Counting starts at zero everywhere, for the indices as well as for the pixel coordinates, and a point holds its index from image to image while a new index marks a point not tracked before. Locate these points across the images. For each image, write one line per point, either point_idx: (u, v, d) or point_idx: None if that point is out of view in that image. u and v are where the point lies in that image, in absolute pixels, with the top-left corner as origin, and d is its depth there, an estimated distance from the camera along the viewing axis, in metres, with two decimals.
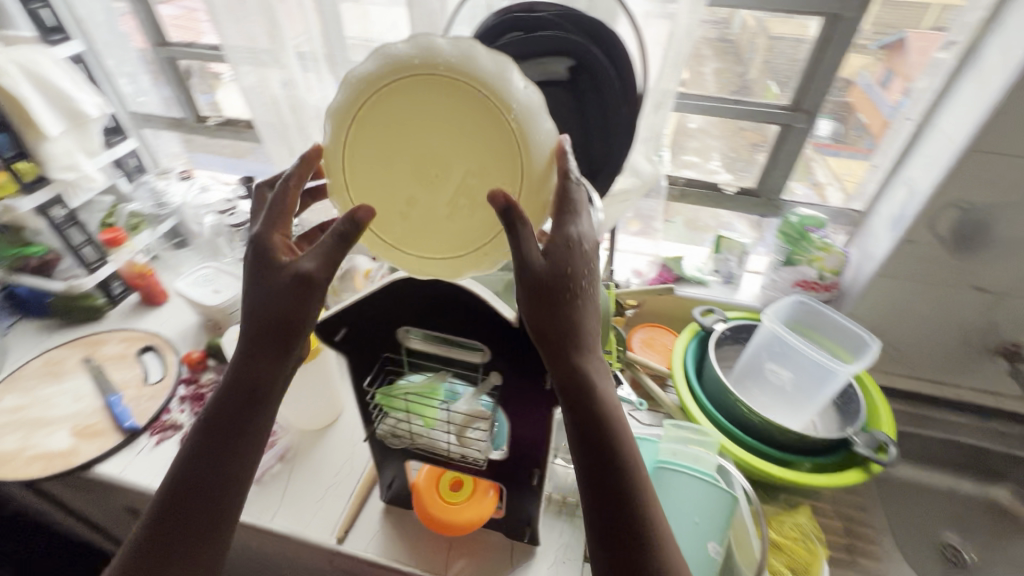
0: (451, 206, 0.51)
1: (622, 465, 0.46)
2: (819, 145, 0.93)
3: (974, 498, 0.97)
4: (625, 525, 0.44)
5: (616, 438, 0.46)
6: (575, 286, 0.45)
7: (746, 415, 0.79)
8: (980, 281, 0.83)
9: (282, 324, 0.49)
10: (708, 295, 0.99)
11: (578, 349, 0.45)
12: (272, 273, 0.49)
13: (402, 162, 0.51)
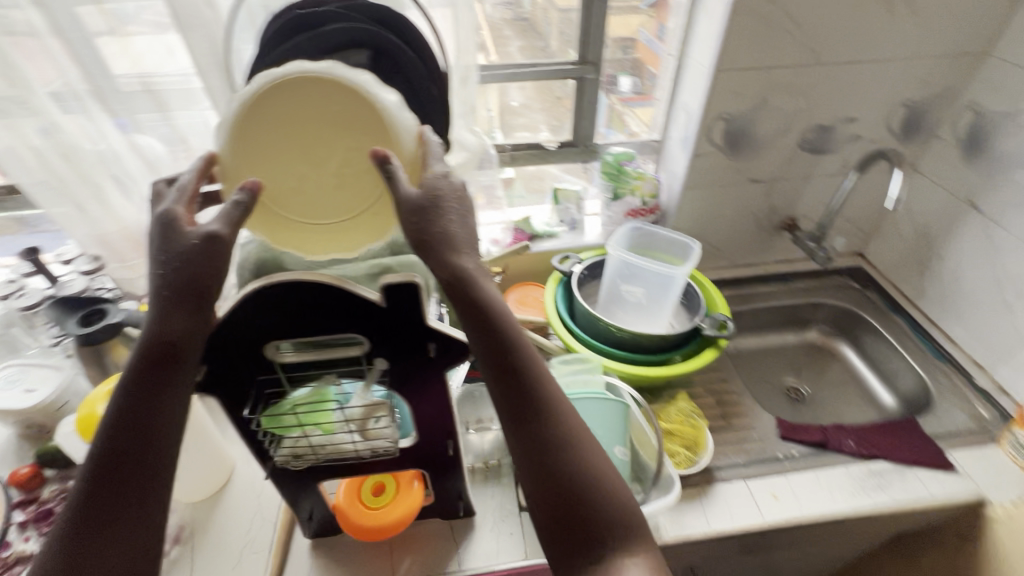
0: (339, 178, 0.54)
1: (514, 346, 0.50)
2: (625, 100, 1.09)
3: (796, 345, 1.21)
4: (524, 396, 0.50)
5: (506, 323, 0.51)
6: (443, 204, 0.50)
7: (618, 334, 0.90)
8: (754, 174, 1.03)
9: (191, 280, 0.45)
10: (561, 244, 1.08)
11: (454, 252, 0.50)
12: (175, 236, 0.46)
13: (289, 145, 0.52)
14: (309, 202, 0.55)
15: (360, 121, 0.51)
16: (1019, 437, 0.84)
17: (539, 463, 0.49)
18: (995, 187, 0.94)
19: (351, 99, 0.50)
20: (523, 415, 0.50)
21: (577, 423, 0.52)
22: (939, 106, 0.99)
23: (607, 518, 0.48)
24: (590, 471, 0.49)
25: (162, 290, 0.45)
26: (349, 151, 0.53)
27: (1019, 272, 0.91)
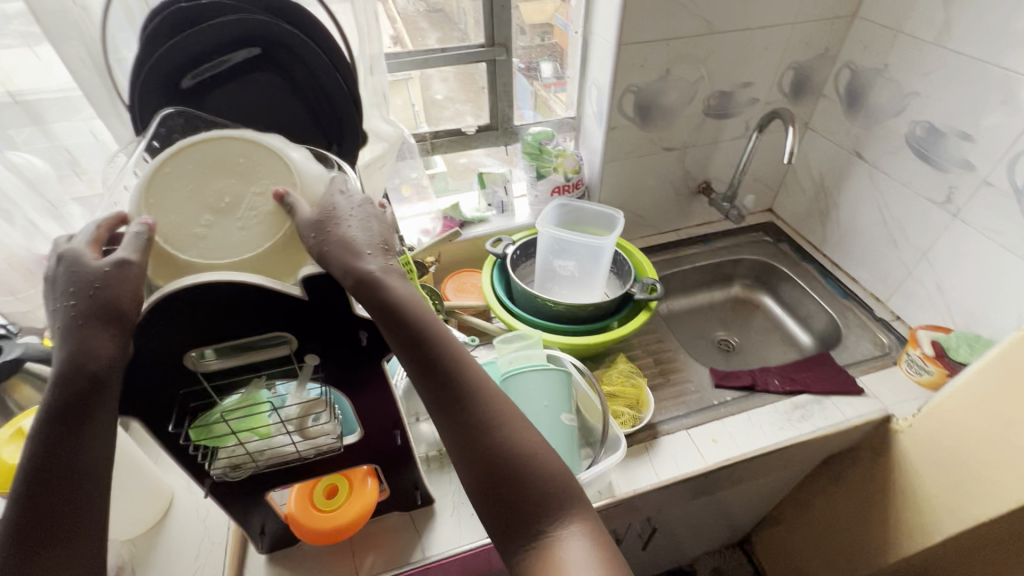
0: (248, 218, 0.47)
1: (434, 341, 0.49)
2: (548, 86, 1.11)
3: (721, 300, 1.30)
4: (451, 390, 0.50)
5: (421, 319, 0.48)
6: (338, 211, 0.48)
7: (555, 308, 0.92)
8: (667, 142, 1.09)
9: (101, 308, 0.41)
10: (492, 228, 1.10)
11: (357, 254, 0.46)
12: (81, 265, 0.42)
13: (192, 196, 0.47)
14: (208, 248, 0.46)
15: (272, 168, 0.49)
16: (912, 355, 0.95)
17: (473, 454, 0.50)
18: (874, 136, 1.04)
19: (262, 149, 0.49)
20: (451, 409, 0.50)
21: (508, 408, 0.52)
22: (821, 67, 1.08)
23: (544, 495, 0.50)
24: (524, 454, 0.50)
25: (71, 316, 0.41)
26: (259, 195, 0.48)
27: (900, 210, 1.02)
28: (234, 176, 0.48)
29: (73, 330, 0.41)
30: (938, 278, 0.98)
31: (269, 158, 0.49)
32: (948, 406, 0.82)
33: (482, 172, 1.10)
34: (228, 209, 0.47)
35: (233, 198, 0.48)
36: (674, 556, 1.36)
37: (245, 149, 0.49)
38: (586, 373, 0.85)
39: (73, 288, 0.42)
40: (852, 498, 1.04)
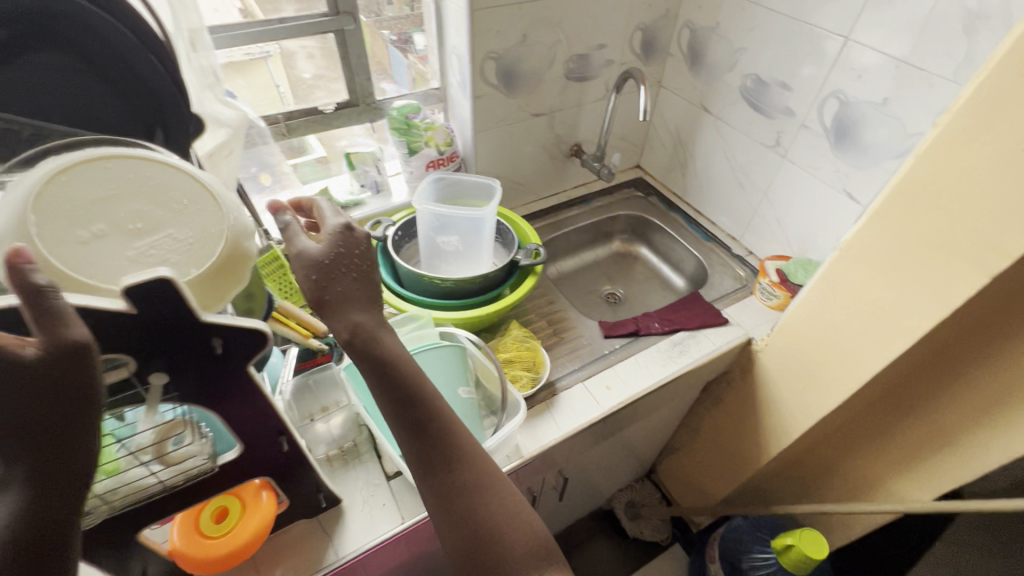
0: (144, 254, 0.42)
1: (422, 399, 0.56)
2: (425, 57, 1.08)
3: (605, 256, 1.38)
4: (437, 446, 0.56)
5: (414, 384, 0.55)
6: (345, 261, 0.53)
7: (443, 286, 0.91)
8: (534, 108, 1.10)
9: (80, 408, 0.36)
10: (370, 211, 1.05)
11: (353, 313, 0.53)
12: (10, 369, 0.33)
13: (105, 207, 0.41)
14: (86, 259, 0.41)
15: (212, 218, 0.46)
16: (763, 284, 1.08)
17: (455, 506, 0.56)
18: (715, 90, 1.13)
19: (215, 201, 0.46)
20: (437, 463, 0.56)
21: (486, 469, 0.58)
22: (665, 27, 1.15)
23: (516, 550, 0.55)
24: (498, 510, 0.56)
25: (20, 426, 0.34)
26: (176, 240, 0.44)
27: (743, 156, 1.14)
28: (168, 211, 0.44)
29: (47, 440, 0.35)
30: (777, 214, 1.11)
31: (202, 206, 0.45)
32: (792, 323, 0.95)
33: (348, 153, 1.03)
34: (131, 235, 0.42)
35: (141, 228, 0.43)
36: (591, 498, 1.46)
37: (188, 191, 0.45)
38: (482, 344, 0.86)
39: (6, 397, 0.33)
40: (729, 415, 1.18)
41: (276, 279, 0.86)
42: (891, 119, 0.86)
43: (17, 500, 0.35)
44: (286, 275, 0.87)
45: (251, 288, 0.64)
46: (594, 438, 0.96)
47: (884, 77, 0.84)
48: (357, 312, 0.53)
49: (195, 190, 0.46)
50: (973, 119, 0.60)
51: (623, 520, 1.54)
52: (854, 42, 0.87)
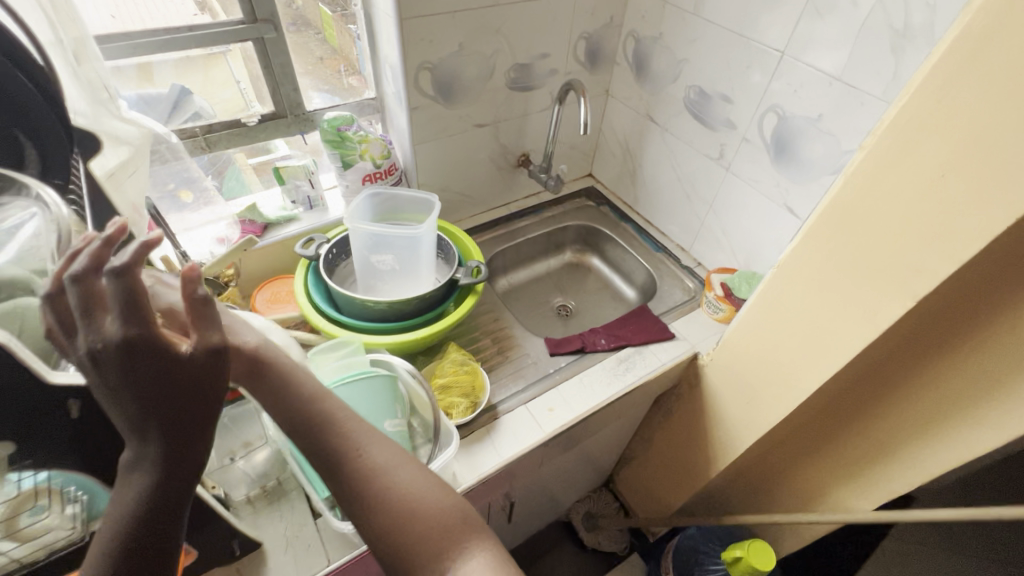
0: None
1: (309, 397, 0.52)
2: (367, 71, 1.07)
3: (556, 266, 1.35)
4: (329, 437, 0.51)
5: (297, 377, 0.53)
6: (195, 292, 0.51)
7: (377, 308, 0.87)
8: (476, 119, 1.07)
9: (205, 404, 0.40)
10: (304, 226, 1.00)
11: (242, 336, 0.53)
12: (172, 362, 0.38)
13: None
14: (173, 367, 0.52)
15: None
16: (709, 298, 1.07)
17: (357, 498, 0.49)
18: (660, 101, 1.12)
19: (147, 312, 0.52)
20: (330, 455, 0.50)
21: (389, 450, 0.52)
22: (610, 36, 1.13)
23: (429, 528, 0.48)
24: (404, 489, 0.49)
25: (155, 410, 0.38)
26: None
27: (689, 168, 1.13)
28: None
29: (172, 431, 0.39)
30: (723, 226, 1.11)
31: None
32: (736, 339, 0.94)
33: (278, 166, 0.97)
34: None
35: None
36: (549, 512, 1.44)
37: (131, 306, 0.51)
38: (416, 371, 0.82)
39: (160, 385, 0.38)
40: (679, 427, 1.17)
41: None
42: (827, 134, 0.85)
43: (155, 474, 0.39)
44: None
45: None
46: (539, 461, 0.93)
47: (820, 93, 0.84)
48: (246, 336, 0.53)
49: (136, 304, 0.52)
50: (894, 143, 0.59)
51: (581, 531, 1.53)
52: (790, 57, 0.86)
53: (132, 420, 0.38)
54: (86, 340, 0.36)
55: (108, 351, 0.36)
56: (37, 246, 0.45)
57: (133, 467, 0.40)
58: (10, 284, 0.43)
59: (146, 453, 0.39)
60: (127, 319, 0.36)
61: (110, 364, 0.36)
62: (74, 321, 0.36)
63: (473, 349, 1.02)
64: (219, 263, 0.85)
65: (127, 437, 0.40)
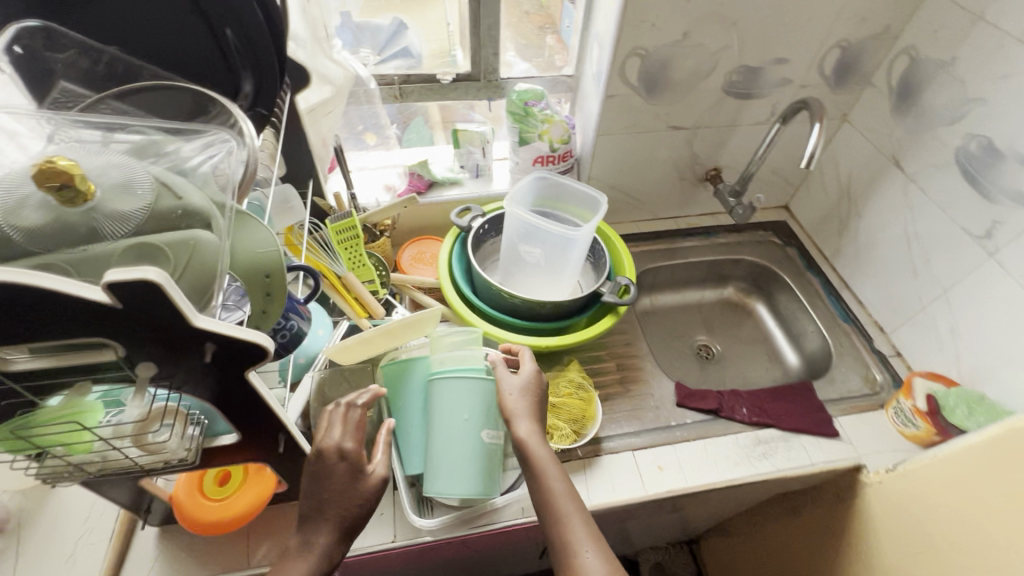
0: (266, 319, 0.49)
1: (551, 503, 0.60)
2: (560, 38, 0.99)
3: (711, 300, 1.18)
4: (561, 532, 0.59)
5: (546, 484, 0.61)
6: (532, 393, 0.67)
7: (510, 300, 0.82)
8: (674, 120, 0.94)
9: (361, 512, 0.57)
10: (465, 193, 0.98)
11: (517, 421, 0.64)
12: (358, 477, 0.58)
13: (250, 277, 0.47)
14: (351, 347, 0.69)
15: (278, 288, 0.48)
16: (902, 405, 0.83)
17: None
18: (918, 143, 0.87)
19: (277, 262, 0.47)
20: (558, 546, 0.59)
21: (601, 564, 0.56)
22: (876, 49, 0.89)
23: None
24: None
25: (339, 503, 0.56)
26: (261, 310, 0.48)
27: (929, 236, 0.88)
28: (261, 273, 0.47)
29: (339, 522, 0.56)
30: (953, 321, 0.86)
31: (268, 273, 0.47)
32: (929, 475, 0.72)
33: (457, 128, 0.96)
34: (268, 301, 0.48)
35: (269, 292, 0.48)
36: (617, 549, 1.33)
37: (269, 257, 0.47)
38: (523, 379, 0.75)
39: (342, 493, 0.56)
40: (804, 534, 0.98)
41: (346, 249, 0.83)
42: None
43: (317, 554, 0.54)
44: (357, 246, 0.84)
45: (268, 286, 0.47)
46: (628, 513, 0.84)
47: None
48: (521, 426, 0.64)
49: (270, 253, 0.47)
50: None
51: None
52: None
53: (316, 515, 0.56)
54: (324, 437, 0.59)
55: (330, 453, 0.57)
56: (224, 174, 0.48)
57: (296, 554, 0.55)
58: (189, 215, 0.43)
59: (313, 542, 0.55)
60: (354, 435, 0.59)
61: (324, 465, 0.57)
62: (323, 429, 0.60)
63: (594, 368, 0.94)
64: (381, 213, 0.87)
65: (303, 524, 0.56)
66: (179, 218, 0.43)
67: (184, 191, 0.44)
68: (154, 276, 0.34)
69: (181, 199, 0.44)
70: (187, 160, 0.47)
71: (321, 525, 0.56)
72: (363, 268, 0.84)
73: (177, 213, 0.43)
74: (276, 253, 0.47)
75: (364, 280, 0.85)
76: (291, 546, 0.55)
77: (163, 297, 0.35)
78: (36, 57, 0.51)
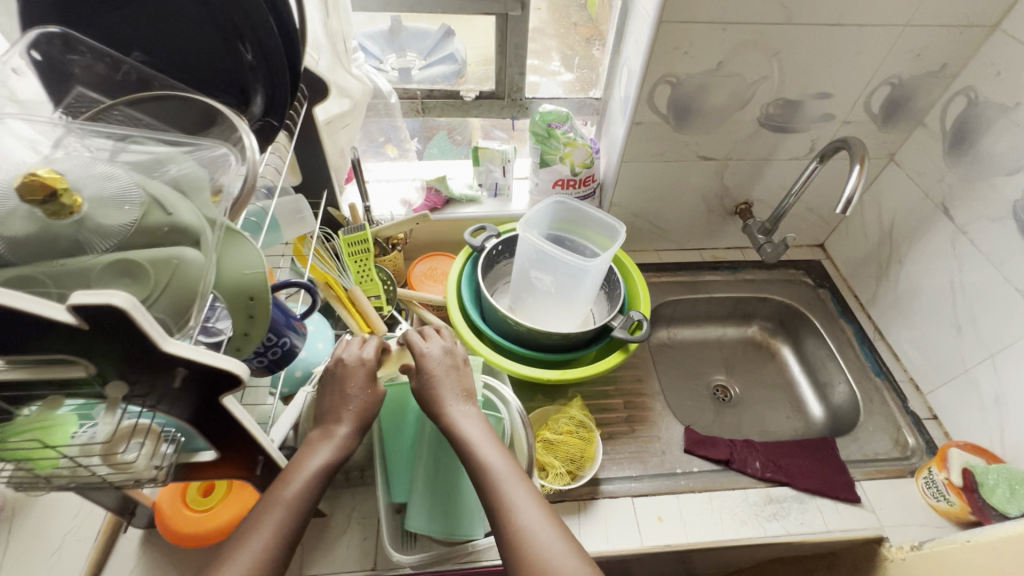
0: (249, 339, 0.48)
1: (483, 473, 0.56)
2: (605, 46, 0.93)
3: (734, 339, 1.12)
4: (495, 493, 0.54)
5: (474, 455, 0.57)
6: (448, 365, 0.64)
7: (515, 327, 0.80)
8: (704, 150, 0.90)
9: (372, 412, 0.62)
10: (481, 212, 0.97)
11: (447, 402, 0.61)
12: (374, 381, 0.64)
13: (234, 299, 0.46)
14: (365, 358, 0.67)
15: (265, 313, 0.47)
16: (933, 476, 0.76)
17: (510, 559, 0.50)
18: (972, 192, 0.81)
19: (266, 286, 0.47)
20: (493, 512, 0.54)
21: (540, 517, 0.52)
22: (931, 87, 0.83)
23: None
24: (546, 554, 0.49)
25: (359, 401, 0.61)
26: (244, 334, 0.48)
27: (977, 293, 0.81)
28: (245, 294, 0.46)
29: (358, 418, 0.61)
30: (999, 388, 0.78)
31: (254, 296, 0.46)
32: (962, 563, 0.65)
33: (477, 145, 0.93)
34: (251, 322, 0.47)
35: (253, 313, 0.47)
36: None
37: (257, 280, 0.46)
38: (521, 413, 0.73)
39: (363, 391, 0.62)
40: None
41: (355, 261, 0.82)
42: None
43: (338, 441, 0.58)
44: (367, 260, 0.83)
45: (252, 312, 0.47)
46: (624, 562, 0.79)
47: None
48: (447, 406, 0.61)
49: (259, 275, 0.47)
50: None
51: None
52: None
53: (336, 411, 0.60)
54: (343, 351, 0.64)
55: (352, 362, 0.63)
56: (221, 189, 0.48)
57: (317, 441, 0.58)
58: (175, 232, 0.42)
59: (333, 431, 0.59)
60: (374, 351, 0.65)
61: (347, 369, 0.63)
62: (341, 345, 0.66)
63: (600, 404, 0.90)
64: (395, 228, 0.86)
65: (318, 425, 0.60)
66: (165, 235, 0.42)
67: (175, 206, 0.43)
68: (119, 300, 0.33)
69: (170, 215, 0.43)
70: (184, 173, 0.47)
71: (342, 418, 0.60)
72: (370, 282, 0.83)
73: (164, 230, 0.42)
74: (264, 278, 0.46)
75: (370, 295, 0.83)
76: (310, 437, 0.59)
77: (130, 321, 0.34)
78: (55, 62, 0.51)
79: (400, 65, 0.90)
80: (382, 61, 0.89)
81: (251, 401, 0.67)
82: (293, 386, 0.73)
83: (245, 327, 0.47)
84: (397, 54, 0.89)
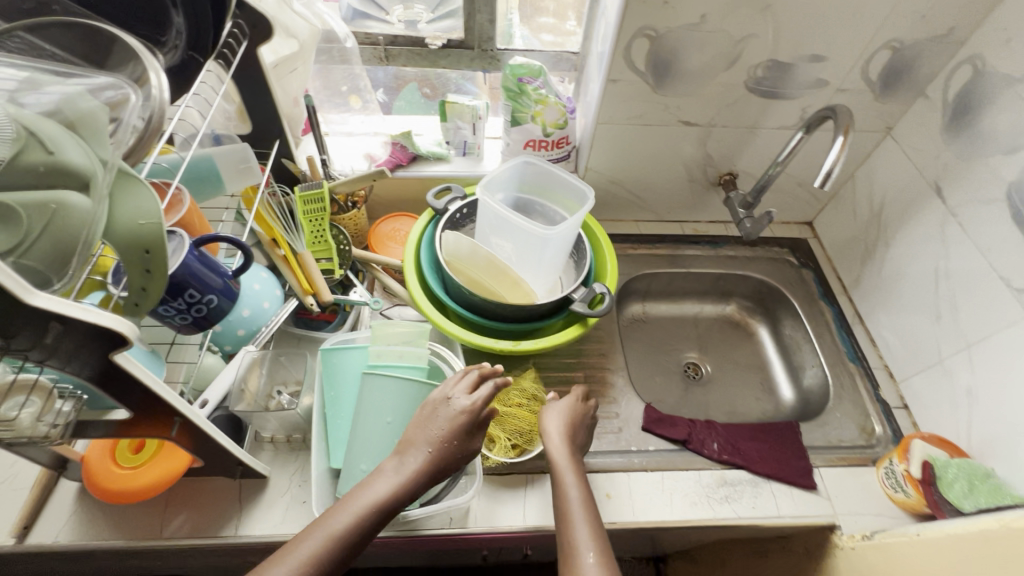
0: (147, 292, 0.47)
1: (565, 502, 0.61)
2: None
3: (711, 317, 1.09)
4: (567, 532, 0.58)
5: (564, 484, 0.63)
6: (579, 416, 0.71)
7: (469, 296, 0.76)
8: (685, 114, 0.84)
9: (443, 461, 0.59)
10: (450, 171, 0.91)
11: (553, 436, 0.67)
12: (469, 434, 0.61)
13: (128, 249, 0.44)
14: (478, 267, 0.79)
15: (162, 266, 0.45)
16: (894, 467, 0.73)
17: None
18: (967, 172, 0.75)
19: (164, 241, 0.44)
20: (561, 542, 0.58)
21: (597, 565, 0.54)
22: (935, 54, 0.76)
23: None
24: None
25: (444, 445, 0.59)
26: (138, 286, 0.46)
27: (961, 280, 0.77)
28: (138, 244, 0.44)
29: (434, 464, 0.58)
30: (972, 381, 0.75)
31: (151, 250, 0.44)
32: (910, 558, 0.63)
33: (446, 99, 0.87)
34: (148, 274, 0.46)
35: (149, 267, 0.45)
36: None
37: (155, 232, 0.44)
38: None
39: (451, 436, 0.59)
40: None
41: (309, 221, 0.79)
42: None
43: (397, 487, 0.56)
44: (323, 220, 0.80)
45: (149, 265, 0.45)
46: None
47: None
48: (555, 439, 0.67)
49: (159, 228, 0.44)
50: None
51: None
52: None
53: (416, 446, 0.59)
54: (454, 390, 0.63)
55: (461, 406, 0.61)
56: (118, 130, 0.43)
57: (387, 471, 0.57)
58: (56, 173, 0.38)
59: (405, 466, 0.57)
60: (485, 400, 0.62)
61: (448, 410, 0.61)
62: (452, 384, 0.64)
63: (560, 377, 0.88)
64: (352, 184, 0.81)
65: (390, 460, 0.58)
66: (43, 176, 0.38)
67: (58, 145, 0.39)
68: None
69: (51, 154, 0.38)
70: (76, 109, 0.42)
71: (422, 460, 0.58)
72: (324, 245, 0.80)
73: (41, 171, 0.38)
74: (161, 230, 0.44)
75: (322, 257, 0.80)
76: (383, 465, 0.57)
77: None
78: None
79: (407, 16, 0.85)
80: (388, 12, 0.85)
81: (177, 358, 0.67)
82: (236, 344, 0.67)
83: (142, 279, 0.46)
84: (403, 5, 0.84)
